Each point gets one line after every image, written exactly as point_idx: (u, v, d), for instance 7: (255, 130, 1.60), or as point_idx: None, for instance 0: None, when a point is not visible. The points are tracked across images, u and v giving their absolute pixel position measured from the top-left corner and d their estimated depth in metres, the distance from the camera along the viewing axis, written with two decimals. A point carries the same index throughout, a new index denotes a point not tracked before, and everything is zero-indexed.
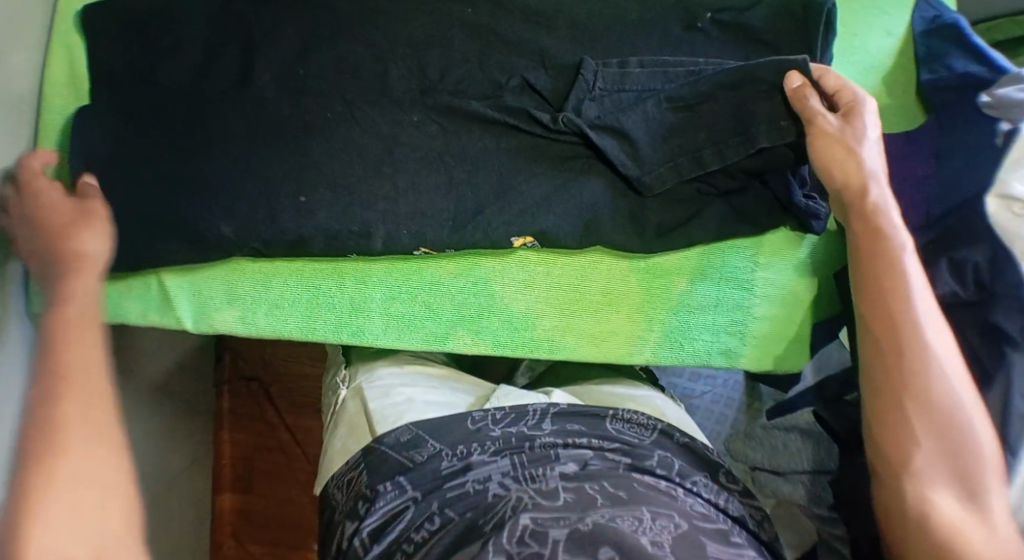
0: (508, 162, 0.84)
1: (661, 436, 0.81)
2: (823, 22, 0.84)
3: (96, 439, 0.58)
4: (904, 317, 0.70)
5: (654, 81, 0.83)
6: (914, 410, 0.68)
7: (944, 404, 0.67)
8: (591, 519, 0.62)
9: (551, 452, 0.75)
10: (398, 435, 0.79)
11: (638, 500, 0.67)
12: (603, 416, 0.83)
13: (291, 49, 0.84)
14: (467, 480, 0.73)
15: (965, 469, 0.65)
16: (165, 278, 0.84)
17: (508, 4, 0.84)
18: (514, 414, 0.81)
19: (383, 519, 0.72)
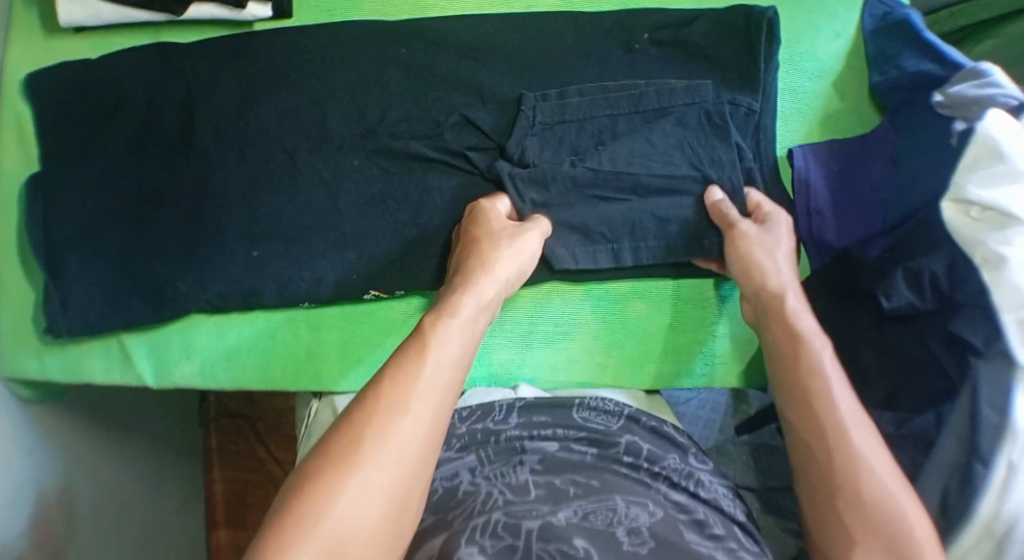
0: (450, 203, 0.83)
1: (629, 422, 0.79)
2: (764, 33, 0.83)
3: (415, 441, 0.62)
4: (825, 404, 0.68)
5: (597, 107, 0.82)
6: (843, 495, 0.64)
7: (878, 509, 0.62)
8: (563, 515, 0.65)
9: (518, 445, 0.76)
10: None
11: (610, 488, 0.70)
12: (569, 406, 0.80)
13: (228, 104, 0.83)
14: (434, 479, 0.74)
15: (895, 545, 0.61)
16: (126, 338, 0.85)
17: (442, 42, 0.84)
18: (480, 410, 0.80)
19: None
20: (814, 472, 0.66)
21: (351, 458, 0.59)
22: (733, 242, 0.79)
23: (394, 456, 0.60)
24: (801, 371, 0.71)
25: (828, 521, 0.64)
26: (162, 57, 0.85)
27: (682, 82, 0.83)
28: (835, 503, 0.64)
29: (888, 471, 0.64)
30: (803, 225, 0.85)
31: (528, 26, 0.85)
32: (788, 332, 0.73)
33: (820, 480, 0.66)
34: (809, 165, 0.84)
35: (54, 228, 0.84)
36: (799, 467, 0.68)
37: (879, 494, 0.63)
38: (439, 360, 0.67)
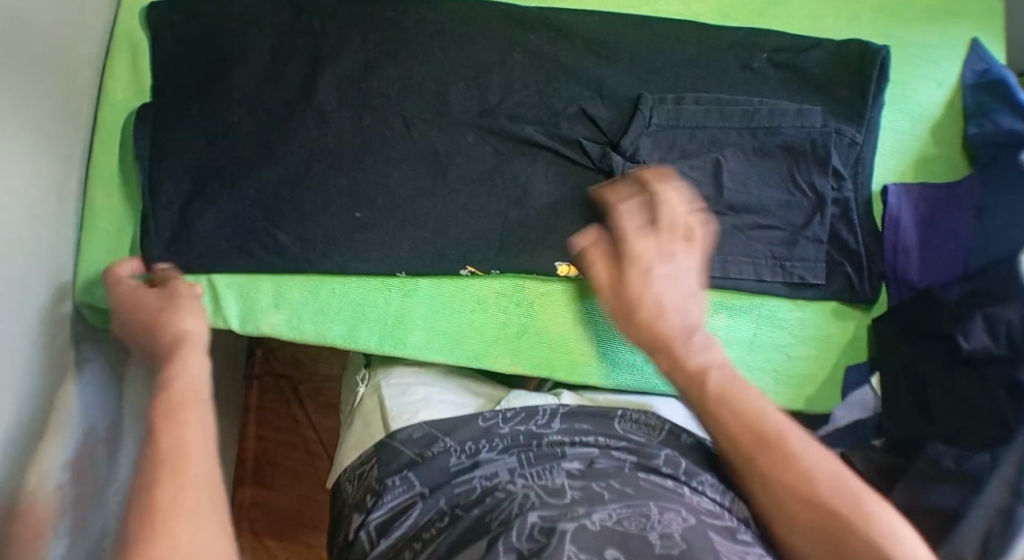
0: (556, 189, 0.85)
1: (670, 436, 0.77)
2: (876, 71, 0.86)
3: (206, 444, 0.56)
4: (709, 369, 0.67)
5: (710, 118, 0.85)
6: (754, 459, 0.62)
7: (767, 464, 0.61)
8: (598, 518, 0.62)
9: (558, 451, 0.74)
10: (411, 432, 0.78)
11: (645, 495, 0.66)
12: (612, 418, 0.80)
13: (352, 64, 0.84)
14: (473, 476, 0.73)
15: (815, 509, 0.59)
16: (214, 279, 0.84)
17: (570, 35, 0.86)
18: (524, 413, 0.80)
19: (390, 513, 0.72)
20: (747, 459, 0.63)
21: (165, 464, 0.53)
22: (588, 257, 0.77)
23: (195, 439, 0.56)
24: (667, 334, 0.69)
25: (775, 509, 0.61)
26: (291, 8, 0.85)
27: (793, 106, 0.86)
28: (800, 520, 0.59)
29: (832, 471, 0.60)
30: (889, 261, 0.88)
31: (654, 31, 0.87)
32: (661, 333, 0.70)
33: (761, 471, 0.62)
34: (901, 205, 0.88)
35: (159, 161, 0.84)
36: (745, 477, 0.63)
37: (772, 440, 0.62)
38: (181, 391, 0.59)
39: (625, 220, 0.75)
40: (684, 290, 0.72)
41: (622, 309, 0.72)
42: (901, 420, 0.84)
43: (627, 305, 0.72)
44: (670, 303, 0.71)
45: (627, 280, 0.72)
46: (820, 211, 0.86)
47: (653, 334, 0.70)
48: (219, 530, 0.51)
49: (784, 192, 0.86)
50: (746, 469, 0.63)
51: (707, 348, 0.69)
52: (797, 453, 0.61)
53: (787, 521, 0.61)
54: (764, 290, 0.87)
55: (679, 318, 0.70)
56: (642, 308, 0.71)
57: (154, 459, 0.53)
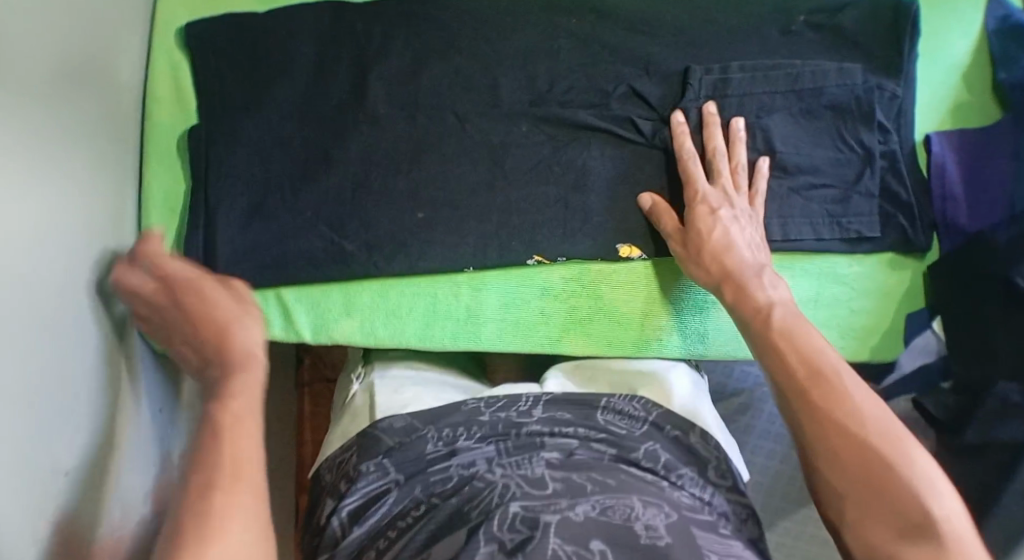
0: (612, 169, 0.85)
1: (652, 428, 0.76)
2: (909, 26, 0.88)
3: (250, 436, 0.58)
4: (773, 302, 0.73)
5: (756, 85, 0.86)
6: (807, 391, 0.65)
7: (824, 398, 0.64)
8: (581, 509, 0.61)
9: (537, 441, 0.73)
10: (392, 421, 0.78)
11: (628, 488, 0.65)
12: (595, 406, 0.78)
13: (398, 64, 0.84)
14: (451, 465, 0.71)
15: (860, 449, 0.60)
16: (283, 293, 0.84)
17: (613, 16, 0.86)
18: (506, 400, 0.80)
19: (362, 500, 0.71)
20: (802, 390, 0.65)
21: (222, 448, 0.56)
22: (696, 213, 0.80)
23: (239, 436, 0.57)
24: (723, 257, 0.77)
25: (821, 441, 0.63)
26: (332, 14, 0.85)
27: (834, 65, 0.87)
28: (838, 452, 0.61)
29: (887, 418, 0.61)
30: (937, 208, 0.91)
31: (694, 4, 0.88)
32: (725, 266, 0.77)
33: (813, 402, 0.64)
34: (945, 153, 0.91)
35: (211, 179, 0.83)
36: (793, 402, 0.66)
37: (830, 385, 0.64)
38: (255, 374, 0.64)
39: (700, 192, 0.81)
40: (748, 234, 0.80)
41: (716, 274, 0.77)
42: (969, 362, 0.86)
43: (703, 253, 0.78)
44: (749, 263, 0.77)
45: (710, 228, 0.78)
46: (868, 164, 0.88)
47: (722, 263, 0.77)
48: (254, 503, 0.53)
49: (831, 152, 0.88)
50: (798, 405, 0.65)
51: (776, 287, 0.75)
52: (853, 394, 0.63)
53: (830, 449, 0.62)
54: (823, 248, 0.88)
55: (743, 256, 0.77)
56: (713, 242, 0.78)
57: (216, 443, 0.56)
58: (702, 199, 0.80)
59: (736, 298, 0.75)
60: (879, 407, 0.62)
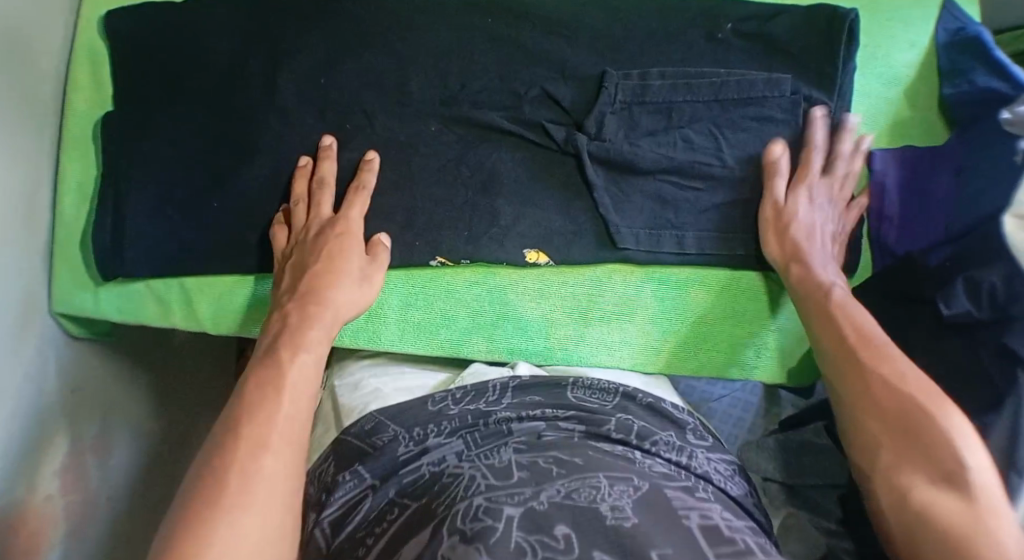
0: (522, 172, 0.84)
1: (623, 399, 0.73)
2: (845, 36, 0.84)
3: (294, 420, 0.66)
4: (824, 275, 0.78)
5: (677, 92, 0.83)
6: (862, 351, 0.71)
7: (865, 360, 0.71)
8: (547, 496, 0.56)
9: (505, 428, 0.68)
10: (362, 424, 0.72)
11: (594, 464, 0.60)
12: (562, 386, 0.73)
13: (309, 58, 0.83)
14: (421, 464, 0.66)
15: (901, 407, 0.67)
16: (187, 282, 0.86)
17: (527, 14, 0.84)
18: (474, 391, 0.74)
19: (342, 510, 0.65)
20: (845, 352, 0.72)
21: (252, 422, 0.64)
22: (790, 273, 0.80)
23: (279, 412, 0.66)
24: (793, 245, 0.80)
25: (861, 398, 0.70)
26: (245, 5, 0.84)
27: (761, 75, 0.83)
28: (878, 403, 0.68)
29: (920, 381, 0.67)
30: (874, 230, 0.89)
31: (616, 6, 0.85)
32: (791, 250, 0.80)
33: (855, 361, 0.71)
34: (886, 171, 0.88)
35: (124, 170, 0.84)
36: (835, 367, 0.73)
37: (869, 352, 0.71)
38: (312, 339, 0.72)
39: (811, 182, 0.83)
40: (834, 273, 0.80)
41: (789, 255, 0.80)
42: None
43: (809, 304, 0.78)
44: (813, 252, 0.80)
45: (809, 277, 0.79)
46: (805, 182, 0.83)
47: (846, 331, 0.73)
48: (274, 483, 0.62)
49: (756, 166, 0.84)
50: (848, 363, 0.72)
51: (837, 277, 0.80)
52: (896, 356, 0.70)
53: (870, 397, 0.69)
54: (741, 264, 0.85)
55: (820, 249, 0.80)
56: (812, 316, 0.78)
57: (259, 414, 0.65)
58: (811, 185, 0.83)
59: (795, 279, 0.79)
60: (913, 368, 0.69)
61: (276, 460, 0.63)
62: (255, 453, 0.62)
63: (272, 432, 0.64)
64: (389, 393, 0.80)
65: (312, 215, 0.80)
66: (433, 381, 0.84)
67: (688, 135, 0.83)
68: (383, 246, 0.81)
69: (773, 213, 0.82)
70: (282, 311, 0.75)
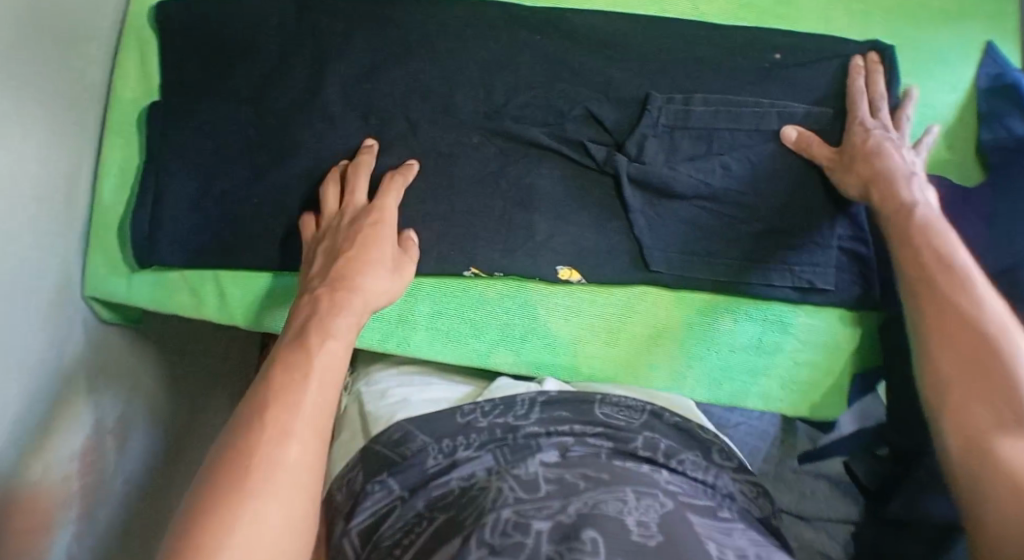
0: (560, 189, 0.84)
1: (651, 417, 0.74)
2: (886, 75, 0.85)
3: (318, 408, 0.62)
4: (920, 205, 0.76)
5: (719, 120, 0.84)
6: (943, 287, 0.70)
7: (953, 286, 0.70)
8: (574, 510, 0.57)
9: (533, 443, 0.69)
10: (390, 433, 0.73)
11: (620, 480, 0.61)
12: (591, 401, 0.74)
13: (358, 62, 0.84)
14: (451, 478, 0.66)
15: (990, 328, 0.66)
16: (221, 275, 0.86)
17: (576, 35, 0.86)
18: (503, 405, 0.74)
19: (372, 519, 0.66)
20: (939, 277, 0.71)
21: (274, 408, 0.60)
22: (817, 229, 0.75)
23: (300, 401, 0.61)
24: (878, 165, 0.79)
25: (937, 325, 0.69)
26: (298, 6, 0.85)
27: (804, 107, 0.84)
28: (959, 324, 0.68)
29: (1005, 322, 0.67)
30: None
31: (663, 31, 0.86)
32: (872, 172, 0.79)
33: (944, 294, 0.70)
34: None
35: (164, 160, 0.84)
36: (916, 294, 0.72)
37: (956, 278, 0.70)
38: (340, 327, 0.68)
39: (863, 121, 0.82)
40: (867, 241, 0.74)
41: (864, 178, 0.79)
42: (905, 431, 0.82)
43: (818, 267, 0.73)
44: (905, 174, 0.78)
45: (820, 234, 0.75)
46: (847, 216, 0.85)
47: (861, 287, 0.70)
48: (295, 480, 0.58)
49: (794, 198, 0.85)
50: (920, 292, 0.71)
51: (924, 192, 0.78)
52: (984, 295, 0.69)
53: (948, 320, 0.68)
54: (772, 294, 0.86)
55: (899, 163, 0.79)
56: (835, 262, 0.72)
57: (277, 402, 0.61)
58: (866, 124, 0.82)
59: (880, 199, 0.78)
60: (1002, 313, 0.68)
61: (291, 453, 0.59)
62: (269, 449, 0.58)
63: (293, 423, 0.60)
64: (417, 404, 0.80)
65: (347, 201, 0.79)
66: (459, 393, 0.84)
67: (729, 163, 0.84)
68: (411, 242, 0.80)
69: (829, 156, 0.82)
70: (315, 292, 0.72)
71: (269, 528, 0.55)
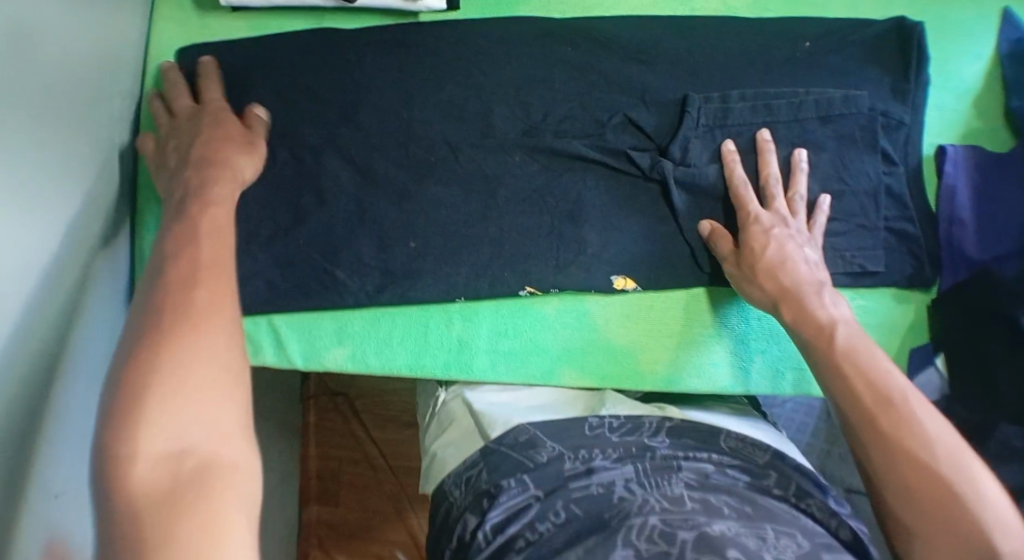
0: (607, 199, 0.84)
1: (777, 456, 0.73)
2: (916, 54, 0.86)
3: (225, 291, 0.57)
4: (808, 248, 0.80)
5: (757, 114, 0.84)
6: (824, 333, 0.72)
7: (840, 337, 0.71)
8: (719, 526, 0.57)
9: (674, 462, 0.69)
10: (516, 435, 0.74)
11: (763, 517, 0.61)
12: (717, 433, 0.75)
13: (391, 91, 0.83)
14: (591, 483, 0.66)
15: (853, 361, 0.69)
16: (276, 318, 0.82)
17: (607, 42, 0.85)
18: (630, 424, 0.75)
19: (507, 513, 0.66)
20: (813, 333, 0.73)
21: (186, 288, 0.55)
22: (751, 231, 0.79)
23: (208, 281, 0.56)
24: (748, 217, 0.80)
25: (849, 376, 0.68)
26: (322, 39, 0.84)
27: (840, 92, 0.84)
28: (861, 383, 0.67)
29: (888, 378, 0.67)
30: (943, 233, 0.87)
31: (693, 31, 0.86)
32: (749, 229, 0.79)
33: (813, 334, 0.73)
34: (957, 175, 0.88)
35: None
36: (815, 350, 0.72)
37: (851, 341, 0.71)
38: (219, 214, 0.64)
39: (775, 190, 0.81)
40: (805, 250, 0.79)
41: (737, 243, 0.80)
42: (970, 400, 0.82)
43: (749, 268, 0.78)
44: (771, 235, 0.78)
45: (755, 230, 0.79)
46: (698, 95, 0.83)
47: (780, 282, 0.76)
48: (224, 369, 0.52)
49: (838, 184, 0.85)
50: (824, 354, 0.71)
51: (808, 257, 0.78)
52: (869, 351, 0.70)
53: (857, 376, 0.68)
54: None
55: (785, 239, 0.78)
56: (767, 257, 0.77)
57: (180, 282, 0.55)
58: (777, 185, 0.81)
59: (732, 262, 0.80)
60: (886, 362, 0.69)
61: (224, 281, 0.57)
62: (203, 279, 0.56)
63: (201, 305, 0.54)
64: (527, 414, 0.80)
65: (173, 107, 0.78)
66: (562, 395, 0.84)
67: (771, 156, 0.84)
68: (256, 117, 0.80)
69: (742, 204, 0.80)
70: (179, 176, 0.70)
71: (186, 421, 0.49)
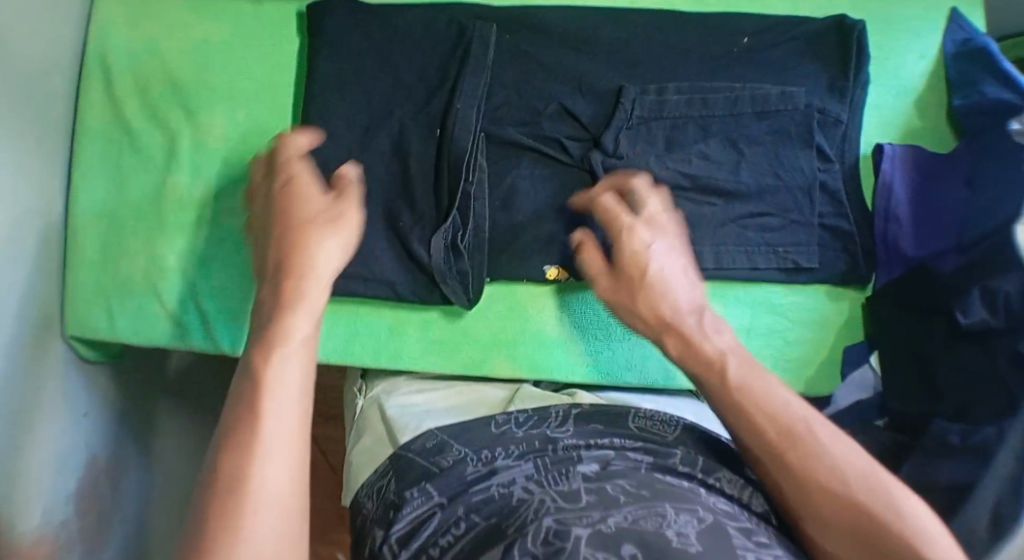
0: (542, 188, 0.84)
1: (685, 431, 0.74)
2: (855, 51, 0.86)
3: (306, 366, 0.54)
4: (688, 265, 0.71)
5: (692, 107, 0.84)
6: (707, 371, 0.64)
7: (726, 369, 0.63)
8: (614, 521, 0.57)
9: (574, 454, 0.69)
10: (423, 442, 0.75)
11: (660, 496, 0.61)
12: (623, 415, 0.76)
13: (329, 74, 0.83)
14: (491, 485, 0.67)
15: (748, 395, 0.61)
16: (206, 304, 0.85)
17: (547, 32, 0.85)
18: (537, 417, 0.77)
19: (411, 525, 0.66)
20: (701, 367, 0.65)
21: (268, 355, 0.53)
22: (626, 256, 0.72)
23: (288, 341, 0.54)
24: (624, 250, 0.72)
25: (744, 414, 0.61)
26: None
27: (776, 88, 0.84)
28: (755, 421, 0.60)
29: (785, 406, 0.60)
30: (880, 229, 0.87)
31: (633, 22, 0.86)
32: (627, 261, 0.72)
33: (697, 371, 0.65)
34: (894, 172, 0.87)
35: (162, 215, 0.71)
36: (705, 390, 0.64)
37: (739, 370, 0.62)
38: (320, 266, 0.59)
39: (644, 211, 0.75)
40: (685, 263, 0.71)
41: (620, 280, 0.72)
42: (907, 397, 0.81)
43: (625, 293, 0.71)
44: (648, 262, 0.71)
45: (628, 251, 0.72)
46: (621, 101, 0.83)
47: (659, 309, 0.69)
48: (286, 437, 0.51)
49: (773, 180, 0.85)
50: (716, 394, 0.63)
51: (689, 280, 0.70)
52: (759, 379, 0.61)
53: (753, 413, 0.60)
54: (760, 277, 0.86)
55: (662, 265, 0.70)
56: (647, 284, 0.70)
57: (268, 352, 0.53)
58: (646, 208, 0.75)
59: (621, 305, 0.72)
60: (779, 387, 0.61)
61: (309, 308, 0.57)
62: (274, 329, 0.55)
63: (281, 357, 0.53)
64: (440, 414, 0.81)
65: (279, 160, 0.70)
66: (479, 394, 0.85)
67: (704, 150, 0.84)
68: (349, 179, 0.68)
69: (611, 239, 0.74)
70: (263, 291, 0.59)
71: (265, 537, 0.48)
